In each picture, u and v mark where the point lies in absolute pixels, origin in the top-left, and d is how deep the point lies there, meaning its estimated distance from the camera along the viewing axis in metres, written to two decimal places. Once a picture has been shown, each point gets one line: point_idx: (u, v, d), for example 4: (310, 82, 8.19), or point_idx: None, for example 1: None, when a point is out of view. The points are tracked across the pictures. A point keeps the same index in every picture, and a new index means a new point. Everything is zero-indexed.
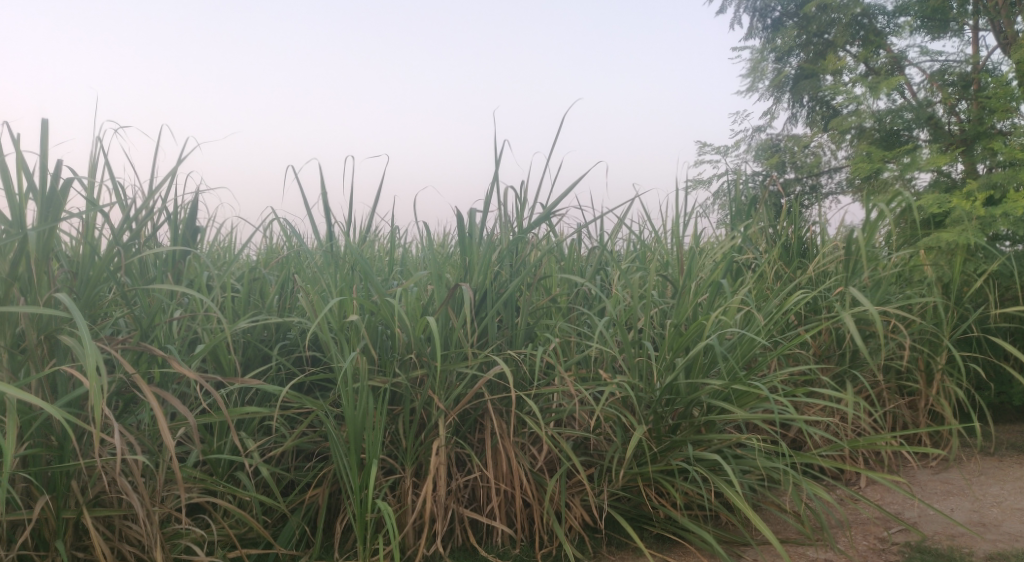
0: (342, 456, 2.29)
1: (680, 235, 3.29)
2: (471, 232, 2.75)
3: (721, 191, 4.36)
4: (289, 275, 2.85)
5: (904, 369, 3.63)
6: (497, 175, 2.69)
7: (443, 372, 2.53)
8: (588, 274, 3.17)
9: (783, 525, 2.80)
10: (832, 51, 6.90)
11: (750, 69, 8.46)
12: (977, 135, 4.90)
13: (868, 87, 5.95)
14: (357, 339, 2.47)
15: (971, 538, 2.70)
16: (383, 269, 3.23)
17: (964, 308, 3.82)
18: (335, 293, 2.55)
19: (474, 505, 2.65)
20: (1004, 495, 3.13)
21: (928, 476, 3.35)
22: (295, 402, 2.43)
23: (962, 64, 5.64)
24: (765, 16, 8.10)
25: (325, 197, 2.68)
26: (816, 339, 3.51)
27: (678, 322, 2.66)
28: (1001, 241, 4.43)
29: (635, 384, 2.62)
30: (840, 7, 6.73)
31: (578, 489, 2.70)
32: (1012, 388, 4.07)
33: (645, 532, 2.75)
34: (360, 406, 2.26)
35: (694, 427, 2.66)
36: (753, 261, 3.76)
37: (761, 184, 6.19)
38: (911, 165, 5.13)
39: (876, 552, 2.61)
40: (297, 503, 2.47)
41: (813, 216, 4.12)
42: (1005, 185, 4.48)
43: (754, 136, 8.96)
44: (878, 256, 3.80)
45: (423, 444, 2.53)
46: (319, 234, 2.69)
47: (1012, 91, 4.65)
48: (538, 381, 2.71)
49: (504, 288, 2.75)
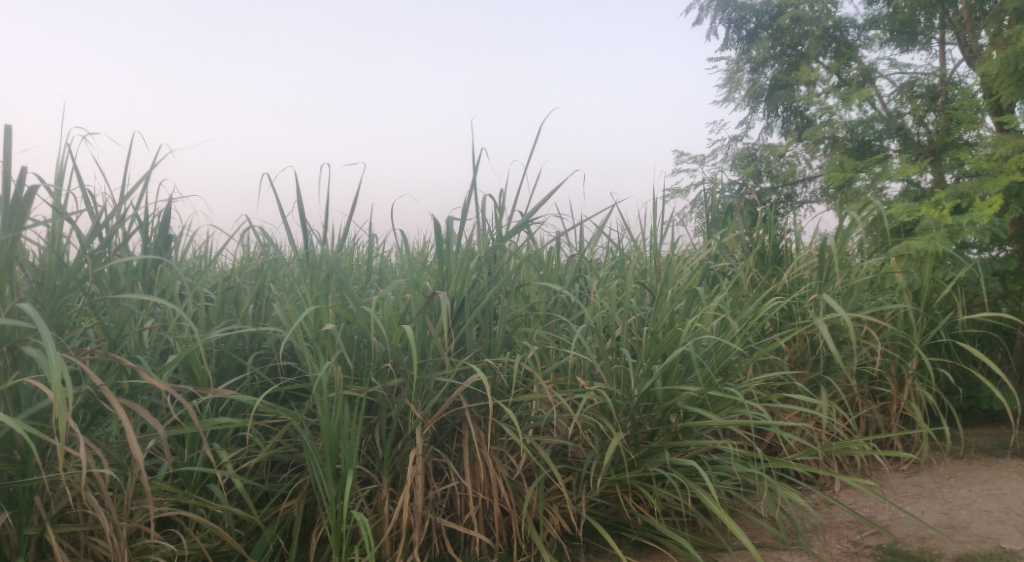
0: (317, 467, 2.28)
1: (658, 243, 3.35)
2: (450, 240, 2.76)
3: (698, 200, 4.42)
4: (264, 284, 2.82)
5: (877, 374, 3.68)
6: (475, 184, 2.73)
7: (420, 381, 2.53)
8: (566, 282, 3.19)
9: (760, 530, 2.84)
10: (805, 62, 7.01)
11: (726, 79, 8.16)
12: (944, 146, 5.06)
13: (841, 98, 6.02)
14: (333, 348, 2.47)
15: (940, 540, 2.73)
16: (360, 277, 3.21)
17: (933, 314, 3.88)
18: (310, 302, 2.54)
19: (451, 514, 2.64)
20: (972, 497, 3.17)
21: (899, 480, 3.40)
22: (269, 412, 2.41)
23: (929, 75, 5.77)
24: (740, 28, 8.01)
25: (301, 205, 2.67)
26: (792, 346, 3.56)
27: (654, 329, 2.71)
28: (968, 250, 4.49)
29: (611, 391, 2.64)
30: (813, 20, 6.87)
31: (556, 497, 2.71)
32: (979, 393, 4.17)
33: (622, 539, 2.77)
34: (336, 416, 2.26)
35: (670, 433, 2.70)
36: (729, 270, 3.80)
37: (738, 192, 6.17)
38: (882, 174, 5.18)
39: (849, 555, 2.65)
40: (272, 515, 2.45)
41: (789, 225, 4.18)
42: (972, 194, 4.49)
43: (730, 144, 8.99)
44: (850, 265, 3.86)
45: (400, 454, 2.53)
46: (294, 242, 2.67)
47: (978, 103, 4.78)
48: (516, 390, 2.71)
49: (482, 296, 2.76)
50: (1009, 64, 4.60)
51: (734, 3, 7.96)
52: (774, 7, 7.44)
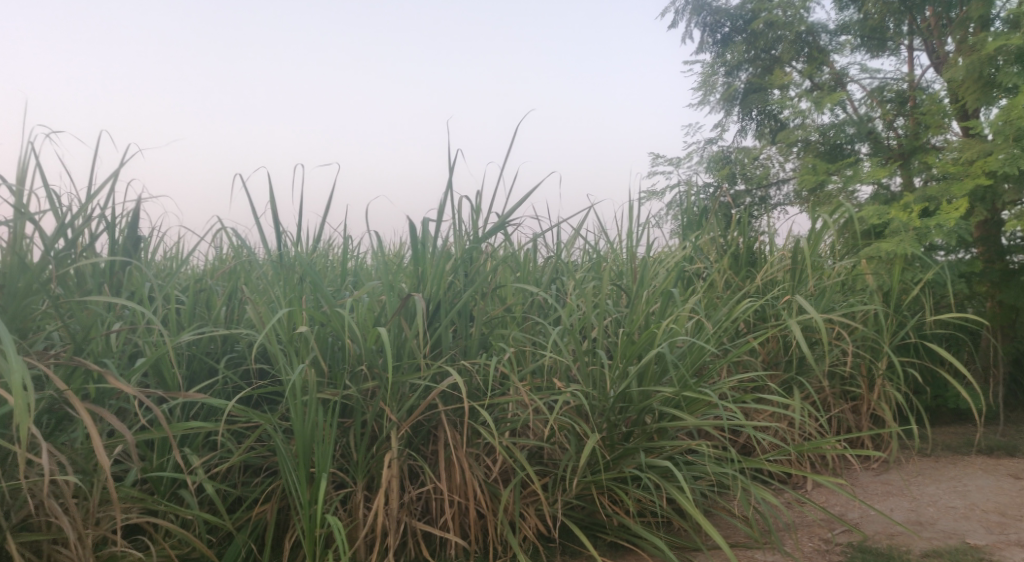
0: (290, 471, 2.26)
1: (634, 244, 3.40)
2: (425, 242, 2.75)
3: (674, 202, 4.46)
4: (236, 286, 2.79)
5: (849, 375, 3.73)
6: (451, 185, 2.73)
7: (395, 384, 2.52)
8: (542, 285, 3.20)
9: (733, 529, 2.86)
10: (778, 66, 7.11)
11: (701, 83, 8.05)
12: (913, 150, 5.19)
13: (813, 102, 6.10)
14: (306, 351, 2.45)
15: (908, 537, 2.78)
16: (335, 280, 3.18)
17: (902, 315, 3.95)
18: (283, 304, 2.51)
19: (427, 518, 2.63)
20: (940, 494, 3.23)
21: (870, 478, 3.45)
22: (242, 416, 2.38)
23: (898, 80, 5.87)
24: (714, 32, 7.92)
25: (274, 206, 2.65)
26: (765, 347, 3.60)
27: (629, 331, 2.73)
28: (936, 252, 4.57)
29: (587, 393, 2.65)
30: (785, 25, 6.95)
31: (531, 499, 2.71)
32: (947, 392, 4.26)
33: (597, 540, 2.78)
34: (310, 419, 2.25)
35: (645, 434, 2.72)
36: (703, 271, 3.83)
37: (712, 195, 6.21)
38: (853, 178, 5.25)
39: (820, 553, 2.69)
40: (243, 520, 2.42)
41: (762, 227, 4.22)
42: (939, 198, 4.56)
43: (705, 147, 9.05)
44: (821, 266, 3.91)
45: (375, 457, 2.51)
46: (267, 243, 2.65)
47: (945, 108, 4.94)
48: (491, 392, 2.71)
49: (458, 298, 2.75)
50: (975, 70, 4.70)
51: (710, 7, 7.86)
52: (748, 12, 7.50)
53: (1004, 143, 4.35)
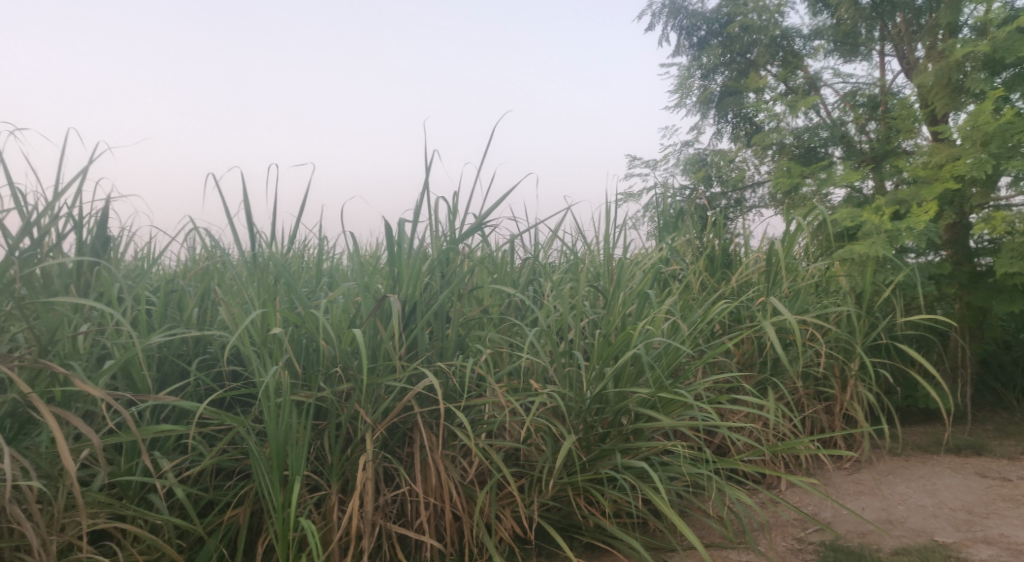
0: (263, 474, 2.24)
1: (611, 246, 3.42)
2: (401, 243, 2.74)
3: (650, 204, 4.48)
4: (209, 287, 2.75)
5: (822, 376, 3.76)
6: (427, 186, 2.72)
7: (370, 385, 2.50)
8: (519, 286, 3.20)
9: (708, 529, 2.88)
10: (753, 69, 7.17)
11: (677, 86, 8.08)
12: (885, 154, 5.28)
13: (787, 105, 6.16)
14: (280, 352, 2.42)
15: (879, 535, 2.81)
16: (310, 281, 3.15)
17: (874, 317, 4.01)
18: (257, 305, 2.48)
19: (402, 520, 2.62)
20: (910, 493, 3.28)
21: (842, 478, 3.49)
22: (214, 419, 2.35)
23: (870, 85, 5.95)
24: (691, 34, 7.95)
25: (247, 206, 2.61)
26: (740, 348, 3.62)
27: (606, 333, 2.73)
28: (906, 254, 4.64)
29: (563, 394, 2.65)
30: (761, 29, 7.04)
31: (508, 501, 2.70)
32: (917, 392, 4.33)
33: (573, 542, 2.79)
34: (283, 422, 2.22)
35: (622, 435, 2.73)
36: (679, 273, 3.85)
37: (689, 197, 6.24)
38: (827, 181, 5.32)
39: (794, 552, 2.71)
40: (215, 524, 2.39)
41: (738, 229, 4.26)
42: (910, 201, 4.61)
43: (682, 149, 9.10)
44: (795, 268, 3.95)
45: (350, 459, 2.49)
46: (240, 244, 2.62)
47: (915, 112, 5.00)
48: (468, 393, 2.70)
49: (434, 299, 2.74)
50: (944, 75, 4.79)
51: (686, 10, 7.90)
52: (723, 15, 7.55)
53: (972, 147, 4.42)
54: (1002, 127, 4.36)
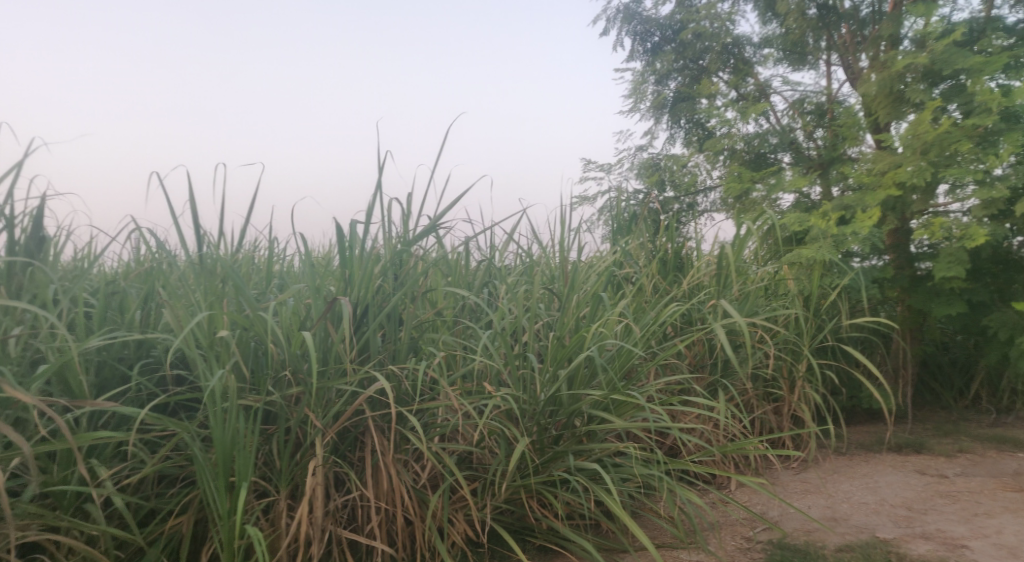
0: (208, 480, 2.18)
1: (566, 248, 3.45)
2: (354, 244, 2.71)
3: (605, 207, 4.52)
4: (152, 289, 2.67)
5: (771, 377, 3.84)
6: (380, 187, 2.70)
7: (321, 389, 2.46)
8: (473, 289, 3.18)
9: (660, 530, 2.92)
10: (705, 76, 7.30)
11: (631, 91, 8.17)
12: (832, 160, 5.46)
13: (738, 112, 6.28)
14: (227, 356, 2.37)
15: (824, 533, 2.88)
16: (259, 283, 3.09)
17: (821, 319, 4.11)
18: (203, 307, 2.42)
19: (353, 525, 2.58)
20: (854, 491, 3.36)
21: (790, 477, 3.57)
22: (156, 425, 2.28)
23: (818, 93, 6.10)
24: (644, 40, 8.00)
25: (192, 207, 2.55)
26: (691, 350, 3.67)
27: (560, 335, 2.74)
28: (852, 258, 4.77)
29: (517, 397, 2.65)
30: (712, 36, 7.17)
31: (461, 504, 2.69)
32: (861, 393, 4.46)
33: (526, 544, 2.79)
34: (230, 427, 2.17)
35: (575, 437, 2.75)
36: (632, 276, 3.89)
37: (642, 201, 6.29)
38: (776, 186, 5.43)
39: (743, 551, 2.75)
40: (156, 534, 2.32)
41: (690, 233, 4.32)
42: (855, 207, 4.77)
43: (636, 154, 9.18)
44: (745, 272, 4.02)
45: (299, 465, 2.45)
46: (186, 245, 2.55)
47: (860, 121, 5.15)
48: (420, 397, 2.68)
49: (387, 301, 2.71)
50: (887, 85, 4.94)
51: (640, 16, 7.97)
52: (677, 22, 7.65)
53: (913, 155, 4.57)
54: (941, 136, 4.51)
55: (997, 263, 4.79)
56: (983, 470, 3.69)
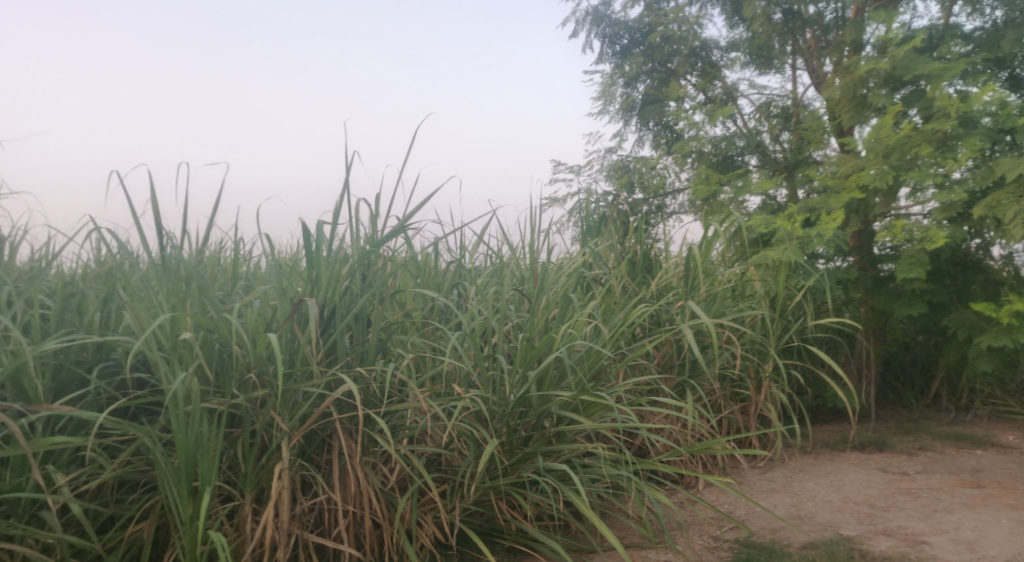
0: (170, 485, 2.14)
1: (536, 249, 3.45)
2: (321, 244, 2.68)
3: (574, 209, 4.53)
4: (112, 290, 2.62)
5: (738, 377, 3.88)
6: (347, 188, 2.68)
7: (287, 392, 2.43)
8: (442, 290, 3.17)
9: (628, 530, 2.93)
10: (674, 79, 7.37)
11: (600, 93, 8.20)
12: (797, 163, 5.53)
13: (705, 114, 6.33)
14: (190, 358, 2.32)
15: (789, 530, 2.92)
16: (224, 284, 3.04)
17: (786, 320, 4.16)
18: (165, 309, 2.37)
19: (320, 529, 2.55)
20: (818, 489, 3.42)
21: (756, 476, 3.61)
22: (116, 429, 2.23)
23: (783, 97, 6.19)
24: (614, 42, 7.99)
25: (154, 206, 2.50)
26: (660, 350, 3.70)
27: (529, 336, 2.74)
28: (817, 260, 4.85)
29: (486, 398, 2.64)
30: (680, 39, 7.23)
31: (430, 507, 2.67)
32: (825, 393, 4.53)
33: (495, 546, 2.78)
34: (193, 431, 2.13)
35: (545, 438, 2.75)
36: (602, 277, 3.91)
37: (612, 203, 6.31)
38: (743, 189, 5.50)
39: (710, 550, 2.78)
40: (116, 540, 2.27)
41: (658, 234, 4.35)
42: (819, 209, 4.84)
43: (605, 156, 9.21)
44: (712, 273, 4.06)
45: (264, 468, 2.41)
46: (147, 245, 2.50)
47: (824, 124, 5.25)
48: (389, 399, 2.66)
49: (355, 302, 2.69)
50: (850, 90, 5.03)
51: (609, 18, 8.00)
52: (645, 25, 7.71)
53: (875, 158, 4.66)
54: (901, 141, 4.61)
55: (956, 265, 4.90)
56: (943, 467, 3.77)
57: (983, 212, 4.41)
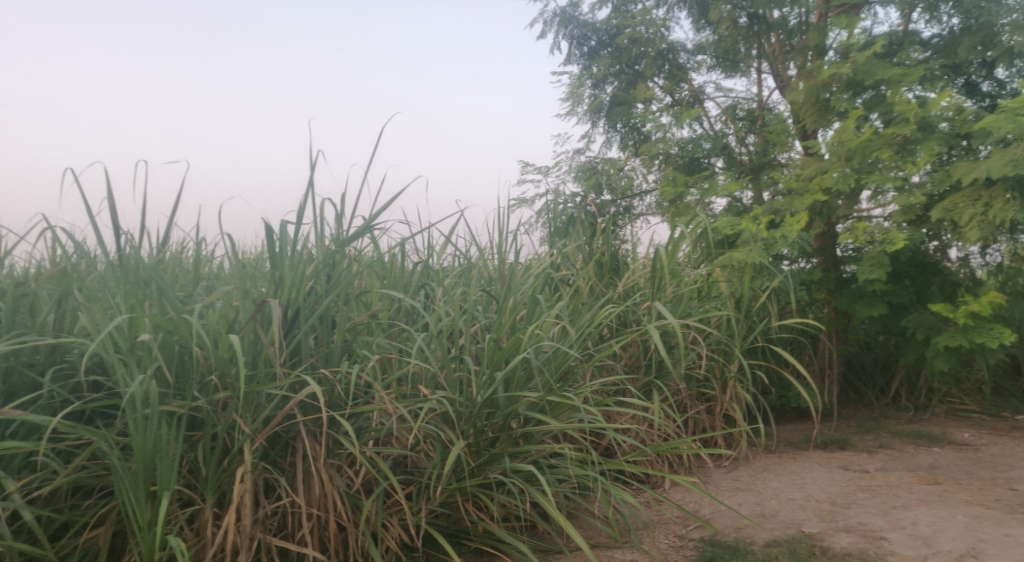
0: (127, 490, 2.09)
1: (504, 250, 3.45)
2: (285, 244, 2.64)
3: (543, 209, 4.53)
4: (67, 291, 2.55)
5: (703, 377, 3.92)
6: (312, 187, 2.66)
7: (250, 394, 2.39)
8: (409, 291, 3.15)
9: (595, 530, 2.94)
10: (641, 81, 7.43)
11: (568, 94, 8.22)
12: (762, 165, 5.64)
13: (672, 117, 6.38)
14: (148, 361, 2.27)
15: (753, 529, 2.95)
16: (185, 284, 2.98)
17: (751, 321, 4.21)
18: (122, 310, 2.32)
19: (284, 532, 2.52)
20: (782, 487, 3.46)
21: (721, 475, 3.65)
22: (70, 433, 2.18)
23: (749, 100, 6.26)
24: (582, 44, 8.03)
25: (111, 204, 2.44)
26: (627, 351, 3.72)
27: (496, 337, 2.73)
28: (781, 261, 4.92)
29: (453, 400, 2.62)
30: (648, 41, 7.29)
31: (395, 509, 2.65)
32: (789, 393, 4.59)
33: (462, 547, 2.77)
34: (151, 434, 2.09)
35: (511, 439, 2.74)
36: (569, 278, 3.92)
37: (580, 204, 6.32)
38: (709, 191, 5.55)
39: (675, 549, 2.80)
40: (70, 547, 2.21)
41: (626, 236, 4.37)
42: (783, 211, 4.91)
43: (574, 157, 9.24)
44: (679, 274, 4.10)
45: (226, 471, 2.37)
46: (104, 245, 2.44)
47: (788, 127, 5.34)
48: (354, 401, 2.63)
49: (319, 303, 2.66)
50: (813, 94, 5.11)
51: (577, 20, 8.02)
52: (613, 27, 7.75)
53: (837, 161, 4.75)
54: (863, 144, 4.69)
55: (915, 266, 5.01)
56: (902, 465, 3.85)
57: (941, 215, 4.51)
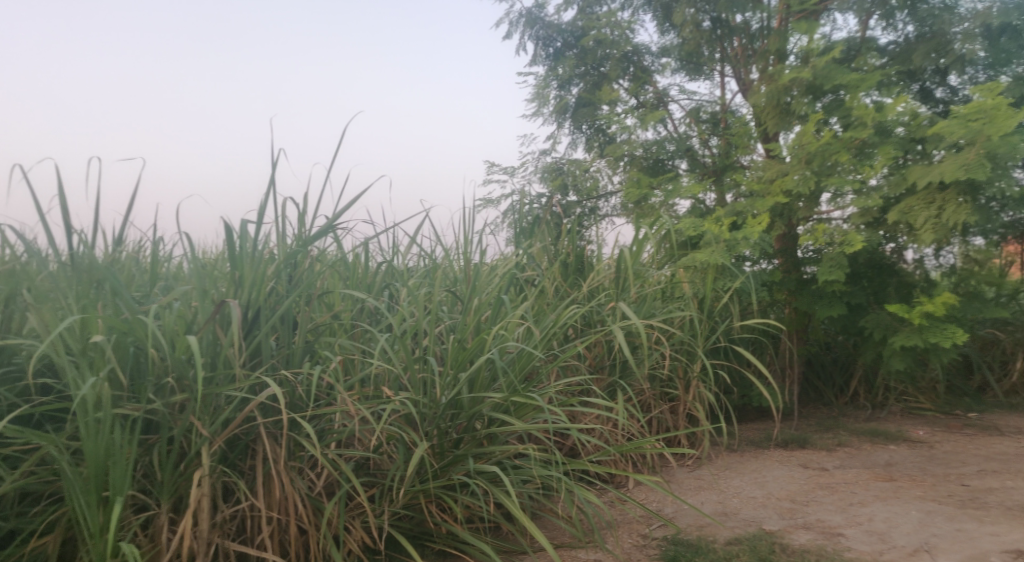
0: (77, 495, 2.03)
1: (468, 250, 3.43)
2: (244, 243, 2.60)
3: (508, 210, 4.52)
4: (15, 291, 2.47)
5: (667, 377, 3.95)
6: (273, 185, 2.61)
7: (208, 396, 2.34)
8: (373, 291, 3.11)
9: (559, 530, 2.95)
10: (606, 82, 7.48)
11: (534, 95, 8.23)
12: (725, 167, 5.72)
13: (637, 119, 6.42)
14: (101, 362, 2.21)
15: (714, 527, 2.98)
16: (140, 283, 2.91)
17: (713, 321, 4.26)
18: (74, 311, 2.26)
19: (243, 537, 2.47)
20: (743, 486, 3.51)
21: (684, 474, 3.68)
22: (18, 438, 2.11)
23: (712, 102, 6.34)
24: (547, 44, 8.02)
25: (62, 202, 2.37)
26: (592, 351, 3.73)
27: (460, 337, 2.71)
28: (743, 262, 4.99)
29: (416, 401, 2.60)
30: (612, 43, 7.33)
31: (358, 512, 2.61)
32: (751, 392, 4.65)
33: (425, 549, 2.75)
34: (103, 438, 2.03)
35: (476, 440, 2.73)
36: (534, 278, 3.92)
37: (545, 205, 6.33)
38: (673, 192, 5.61)
39: (639, 548, 2.81)
40: (18, 556, 2.14)
41: (591, 237, 4.39)
42: (745, 212, 4.98)
43: (539, 157, 9.25)
44: (643, 275, 4.13)
45: (183, 476, 2.31)
46: (54, 243, 2.37)
47: (750, 130, 5.41)
48: (316, 402, 2.59)
49: (280, 304, 2.61)
50: (775, 97, 5.19)
51: (543, 21, 8.03)
52: (579, 28, 7.78)
53: (797, 164, 4.83)
54: (822, 148, 4.77)
55: (872, 268, 5.12)
56: (859, 462, 3.93)
57: (897, 217, 4.61)
